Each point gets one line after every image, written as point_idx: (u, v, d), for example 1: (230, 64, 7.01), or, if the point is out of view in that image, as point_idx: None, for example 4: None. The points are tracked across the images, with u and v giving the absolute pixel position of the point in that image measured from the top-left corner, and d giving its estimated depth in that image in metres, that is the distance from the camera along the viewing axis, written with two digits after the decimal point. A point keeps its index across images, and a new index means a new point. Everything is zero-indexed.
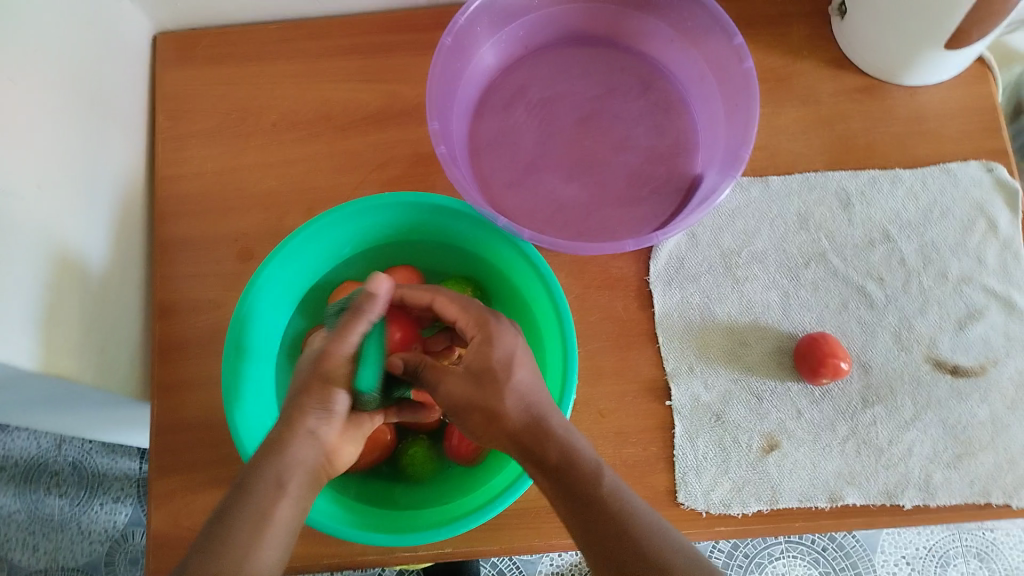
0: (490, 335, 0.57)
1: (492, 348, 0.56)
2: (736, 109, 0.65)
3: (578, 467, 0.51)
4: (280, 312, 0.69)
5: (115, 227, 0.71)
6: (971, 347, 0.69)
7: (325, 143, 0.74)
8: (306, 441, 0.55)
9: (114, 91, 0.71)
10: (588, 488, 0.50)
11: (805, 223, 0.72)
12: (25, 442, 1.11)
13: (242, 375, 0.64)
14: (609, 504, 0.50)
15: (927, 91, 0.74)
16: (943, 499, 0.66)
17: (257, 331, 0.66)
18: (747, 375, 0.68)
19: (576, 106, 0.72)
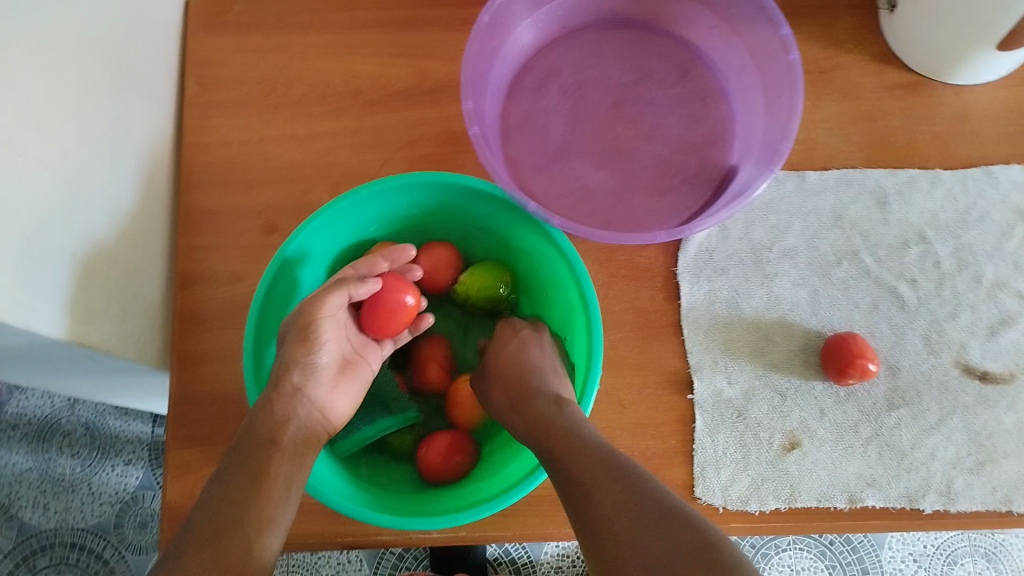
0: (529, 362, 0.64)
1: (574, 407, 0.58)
2: (777, 102, 0.63)
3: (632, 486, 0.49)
4: (315, 268, 0.69)
5: (139, 194, 0.70)
6: (1000, 354, 0.68)
7: (353, 118, 0.73)
8: (293, 403, 0.60)
9: (141, 55, 0.70)
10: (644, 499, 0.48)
11: (837, 221, 0.71)
12: (39, 401, 1.12)
13: (266, 323, 0.64)
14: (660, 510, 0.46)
15: (970, 90, 0.72)
16: (963, 505, 0.65)
17: (292, 277, 0.66)
18: (772, 372, 0.68)
19: (609, 91, 0.71)
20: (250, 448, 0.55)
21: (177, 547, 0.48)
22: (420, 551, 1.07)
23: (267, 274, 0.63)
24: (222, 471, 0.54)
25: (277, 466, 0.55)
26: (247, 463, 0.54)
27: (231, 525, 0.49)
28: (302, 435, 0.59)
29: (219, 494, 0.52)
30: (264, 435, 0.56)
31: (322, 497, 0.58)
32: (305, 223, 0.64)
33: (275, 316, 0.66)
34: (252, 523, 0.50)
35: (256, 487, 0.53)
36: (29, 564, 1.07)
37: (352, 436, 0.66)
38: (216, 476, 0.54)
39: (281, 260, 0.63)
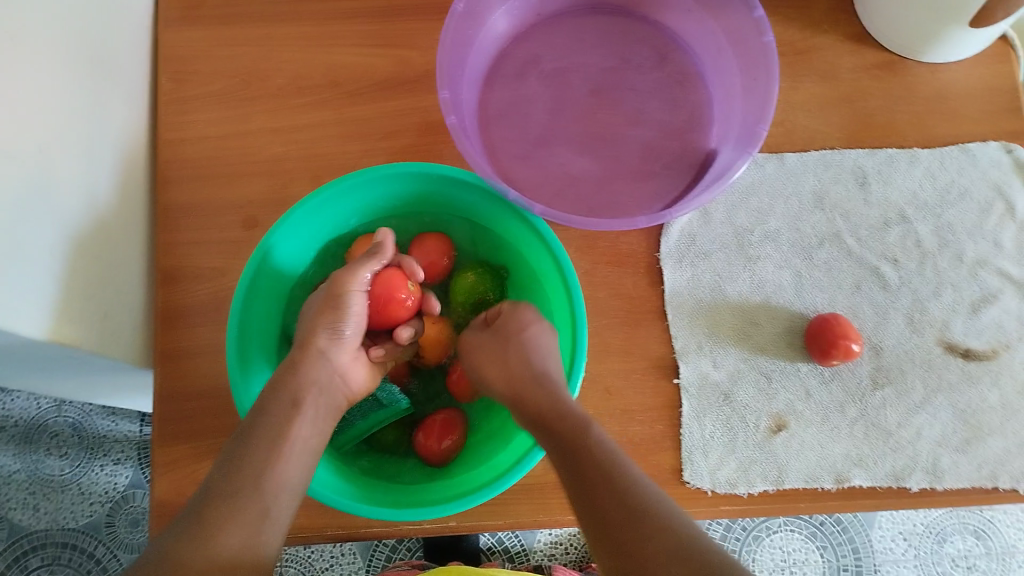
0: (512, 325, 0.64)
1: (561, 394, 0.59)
2: (754, 85, 0.63)
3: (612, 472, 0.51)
4: (306, 253, 0.69)
5: (117, 191, 0.69)
6: (983, 331, 0.69)
7: (332, 110, 0.73)
8: (318, 365, 0.61)
9: (115, 50, 0.69)
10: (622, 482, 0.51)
11: (819, 202, 0.71)
12: (25, 402, 1.11)
13: (251, 309, 0.64)
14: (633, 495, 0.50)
15: (947, 69, 0.72)
16: (950, 483, 0.66)
17: (278, 263, 0.65)
18: (757, 354, 0.68)
19: (589, 77, 0.71)
20: (270, 411, 0.57)
21: (197, 508, 0.51)
22: (413, 542, 1.07)
23: (254, 261, 0.62)
24: (244, 428, 0.56)
25: (297, 427, 0.57)
26: (266, 420, 0.56)
27: (248, 483, 0.53)
28: (321, 398, 0.61)
29: (243, 452, 0.55)
30: (285, 398, 0.58)
31: (310, 490, 0.58)
32: (293, 208, 0.63)
33: (262, 303, 0.65)
34: (269, 489, 0.53)
35: (273, 448, 0.55)
36: (20, 565, 1.06)
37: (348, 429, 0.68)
38: (237, 436, 0.56)
39: (267, 246, 0.63)
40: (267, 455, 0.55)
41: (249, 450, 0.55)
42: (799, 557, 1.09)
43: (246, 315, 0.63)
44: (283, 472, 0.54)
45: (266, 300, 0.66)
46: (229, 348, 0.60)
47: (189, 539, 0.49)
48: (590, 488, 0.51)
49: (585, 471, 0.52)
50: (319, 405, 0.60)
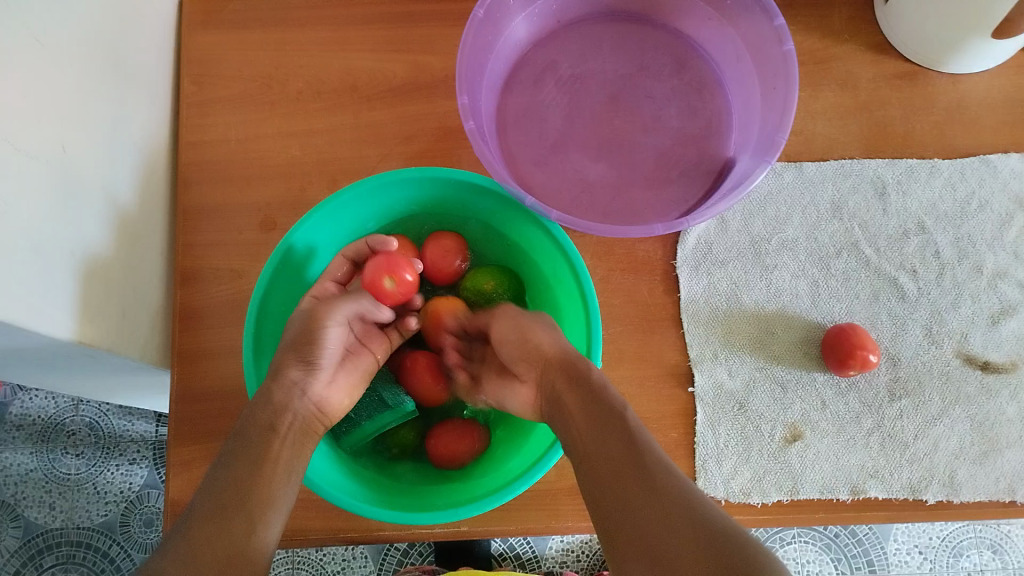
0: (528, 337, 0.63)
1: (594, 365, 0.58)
2: (773, 93, 0.63)
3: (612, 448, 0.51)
4: (314, 268, 0.69)
5: (137, 192, 0.70)
6: (1002, 343, 0.68)
7: (351, 115, 0.73)
8: (295, 396, 0.59)
9: (137, 54, 0.70)
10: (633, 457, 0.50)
11: (837, 211, 0.70)
12: (42, 401, 1.12)
13: (264, 336, 0.64)
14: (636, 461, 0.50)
15: (968, 79, 0.71)
16: (967, 496, 0.65)
17: (283, 287, 0.65)
18: (773, 364, 0.68)
19: (607, 84, 0.71)
20: (251, 432, 0.56)
21: (183, 526, 0.49)
22: (425, 547, 1.07)
23: (257, 291, 0.62)
24: (225, 455, 0.55)
25: (276, 449, 0.55)
26: (248, 448, 0.55)
27: (235, 498, 0.51)
28: (301, 425, 0.58)
29: (229, 474, 0.53)
30: (266, 420, 0.56)
31: (322, 491, 0.58)
32: (289, 232, 0.63)
33: (274, 327, 0.66)
34: (257, 505, 0.51)
35: (258, 471, 0.53)
36: (35, 563, 1.07)
37: (356, 429, 0.67)
38: (219, 461, 0.54)
39: (268, 276, 0.63)
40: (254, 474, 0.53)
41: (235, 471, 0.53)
42: (812, 569, 1.08)
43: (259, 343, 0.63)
44: (272, 487, 0.53)
45: (277, 322, 0.66)
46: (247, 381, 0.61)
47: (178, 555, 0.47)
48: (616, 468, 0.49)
49: (608, 453, 0.51)
50: (296, 429, 0.58)
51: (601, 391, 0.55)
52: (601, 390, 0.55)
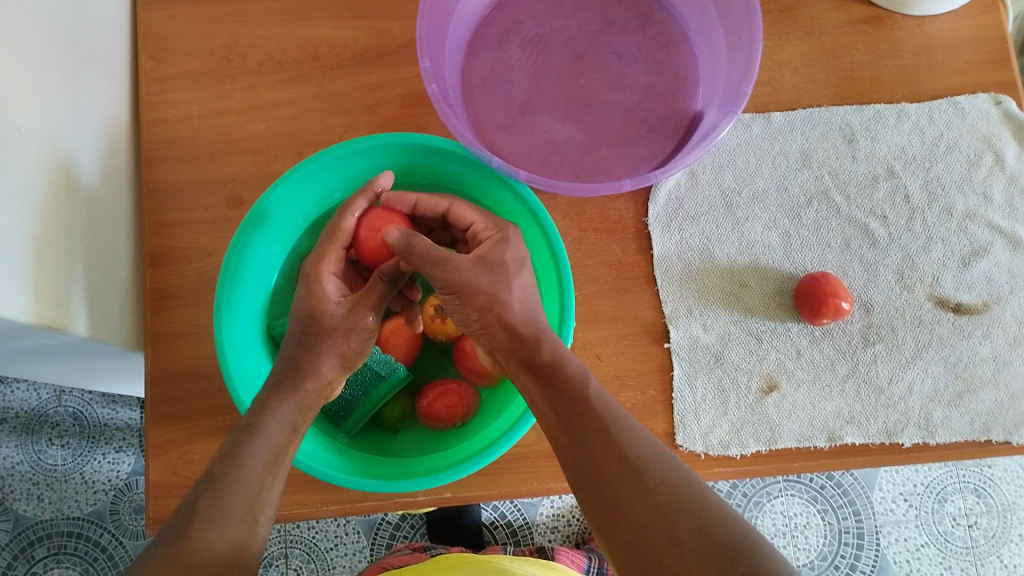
0: (506, 236, 0.60)
1: (508, 246, 0.59)
2: (737, 43, 0.63)
3: (562, 382, 0.52)
4: (289, 234, 0.69)
5: (101, 174, 0.69)
6: (974, 285, 0.69)
7: (313, 85, 0.72)
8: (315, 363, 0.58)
9: (92, 33, 0.68)
10: (573, 391, 0.51)
11: (807, 160, 0.70)
12: (25, 393, 1.11)
13: (238, 299, 0.64)
14: (594, 406, 0.50)
15: (933, 21, 0.71)
16: (943, 437, 0.66)
17: (256, 252, 0.65)
18: (747, 316, 0.68)
19: (572, 42, 0.70)
20: (271, 432, 0.53)
21: (184, 518, 0.47)
22: (416, 519, 1.09)
23: (231, 253, 0.62)
24: (233, 447, 0.52)
25: (291, 449, 0.54)
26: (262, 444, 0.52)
27: (244, 500, 0.49)
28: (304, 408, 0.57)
29: (223, 468, 0.50)
30: (286, 421, 0.55)
31: (308, 467, 0.58)
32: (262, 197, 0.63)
33: (247, 294, 0.65)
34: (256, 511, 0.49)
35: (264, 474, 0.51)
36: (27, 555, 1.07)
37: (356, 410, 0.67)
38: (227, 453, 0.51)
39: (242, 239, 0.63)
40: (254, 474, 0.50)
41: (229, 468, 0.50)
42: (800, 522, 1.10)
43: (233, 307, 0.63)
44: (269, 491, 0.51)
45: (250, 289, 0.66)
46: (223, 342, 0.60)
47: (172, 556, 0.44)
48: (590, 441, 0.48)
49: (576, 425, 0.50)
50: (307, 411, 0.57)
51: (560, 368, 0.53)
52: (560, 363, 0.53)
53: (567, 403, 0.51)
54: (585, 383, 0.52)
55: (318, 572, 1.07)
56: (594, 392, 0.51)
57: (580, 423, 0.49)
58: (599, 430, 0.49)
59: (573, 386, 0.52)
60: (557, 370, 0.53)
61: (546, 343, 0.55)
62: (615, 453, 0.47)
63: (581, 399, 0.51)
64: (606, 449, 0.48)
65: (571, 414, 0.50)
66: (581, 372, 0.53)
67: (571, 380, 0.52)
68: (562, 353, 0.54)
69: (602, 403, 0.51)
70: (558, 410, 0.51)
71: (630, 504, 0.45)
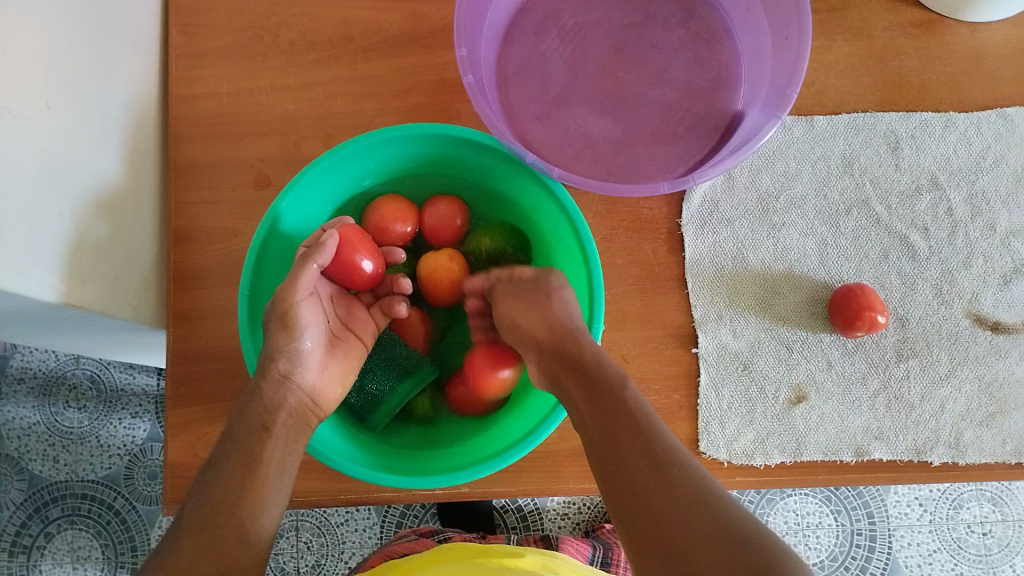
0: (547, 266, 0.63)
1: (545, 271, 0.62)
2: (784, 43, 0.60)
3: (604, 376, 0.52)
4: (315, 220, 0.67)
5: (127, 149, 0.68)
6: (1013, 304, 0.67)
7: (345, 67, 0.70)
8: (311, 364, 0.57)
9: (122, 4, 0.67)
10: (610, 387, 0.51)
11: (848, 167, 0.68)
12: (43, 354, 1.11)
13: (258, 286, 0.62)
14: (628, 402, 0.50)
15: (988, 27, 0.68)
16: (973, 458, 0.65)
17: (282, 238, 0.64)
18: (778, 324, 0.66)
19: (612, 34, 0.68)
20: (242, 439, 0.53)
21: (175, 532, 0.47)
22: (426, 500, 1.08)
23: (256, 238, 0.61)
24: (230, 436, 0.54)
25: (271, 447, 0.54)
26: (238, 447, 0.53)
27: (227, 496, 0.49)
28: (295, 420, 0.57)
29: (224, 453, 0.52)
30: (255, 421, 0.55)
31: (326, 458, 0.57)
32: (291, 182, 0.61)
33: (269, 280, 0.64)
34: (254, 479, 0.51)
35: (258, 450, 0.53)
36: (42, 515, 1.08)
37: (382, 405, 0.66)
38: (225, 441, 0.54)
39: (269, 224, 0.61)
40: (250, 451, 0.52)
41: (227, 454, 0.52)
42: (812, 521, 1.09)
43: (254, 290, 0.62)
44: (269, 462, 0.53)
45: (273, 275, 0.64)
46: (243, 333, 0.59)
47: (182, 535, 0.47)
48: (618, 436, 0.47)
49: (613, 414, 0.49)
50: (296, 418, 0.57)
51: (598, 365, 0.54)
52: (598, 361, 0.54)
53: (604, 396, 0.51)
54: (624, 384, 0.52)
55: (328, 546, 1.08)
56: (614, 377, 0.52)
57: (615, 416, 0.49)
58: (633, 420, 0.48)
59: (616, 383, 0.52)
60: (602, 370, 0.53)
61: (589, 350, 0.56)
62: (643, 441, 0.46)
63: (618, 395, 0.50)
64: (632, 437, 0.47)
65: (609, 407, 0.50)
66: (620, 374, 0.53)
67: (611, 375, 0.53)
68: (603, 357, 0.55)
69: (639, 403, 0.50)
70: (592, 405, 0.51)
71: (655, 486, 0.43)
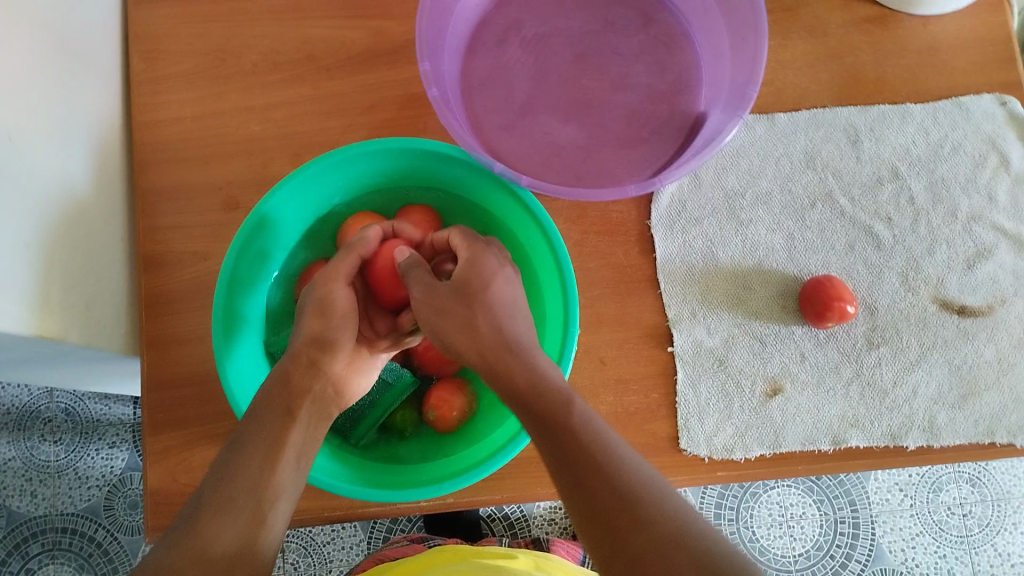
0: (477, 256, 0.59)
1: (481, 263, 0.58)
2: (742, 44, 0.61)
3: (547, 391, 0.51)
4: (284, 241, 0.67)
5: (93, 177, 0.68)
6: (978, 287, 0.69)
7: (310, 86, 0.71)
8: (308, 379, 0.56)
9: (83, 34, 0.67)
10: (556, 412, 0.49)
11: (811, 162, 0.69)
12: (16, 389, 1.09)
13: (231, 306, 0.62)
14: (580, 433, 0.48)
15: (938, 20, 0.70)
16: (948, 439, 0.66)
17: (252, 258, 0.64)
18: (751, 319, 0.67)
19: (573, 42, 0.68)
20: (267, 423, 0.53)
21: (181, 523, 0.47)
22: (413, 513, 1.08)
23: (228, 256, 0.61)
24: (236, 442, 0.52)
25: (280, 454, 0.52)
26: (259, 432, 0.52)
27: (238, 490, 0.49)
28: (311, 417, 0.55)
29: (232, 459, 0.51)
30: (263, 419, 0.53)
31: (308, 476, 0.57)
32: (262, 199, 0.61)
33: (241, 301, 0.64)
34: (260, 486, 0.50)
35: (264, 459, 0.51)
36: (21, 552, 1.07)
37: (363, 421, 0.67)
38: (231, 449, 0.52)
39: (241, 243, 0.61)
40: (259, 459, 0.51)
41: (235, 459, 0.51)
42: (796, 512, 1.10)
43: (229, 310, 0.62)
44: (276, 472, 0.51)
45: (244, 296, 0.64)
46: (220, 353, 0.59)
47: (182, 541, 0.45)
48: (580, 474, 0.47)
49: (565, 449, 0.48)
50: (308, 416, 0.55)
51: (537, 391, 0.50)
52: (535, 386, 0.51)
53: (552, 426, 0.49)
54: (567, 401, 0.50)
55: (315, 566, 1.07)
56: (562, 401, 0.50)
57: (571, 450, 0.47)
58: (591, 458, 0.47)
59: (557, 406, 0.50)
60: (542, 391, 0.50)
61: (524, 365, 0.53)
62: (605, 481, 0.46)
63: (565, 424, 0.49)
64: (595, 477, 0.46)
65: (561, 439, 0.48)
66: (560, 390, 0.51)
67: (556, 391, 0.51)
68: (539, 369, 0.52)
69: (588, 427, 0.49)
70: (542, 436, 0.49)
71: (629, 529, 0.44)
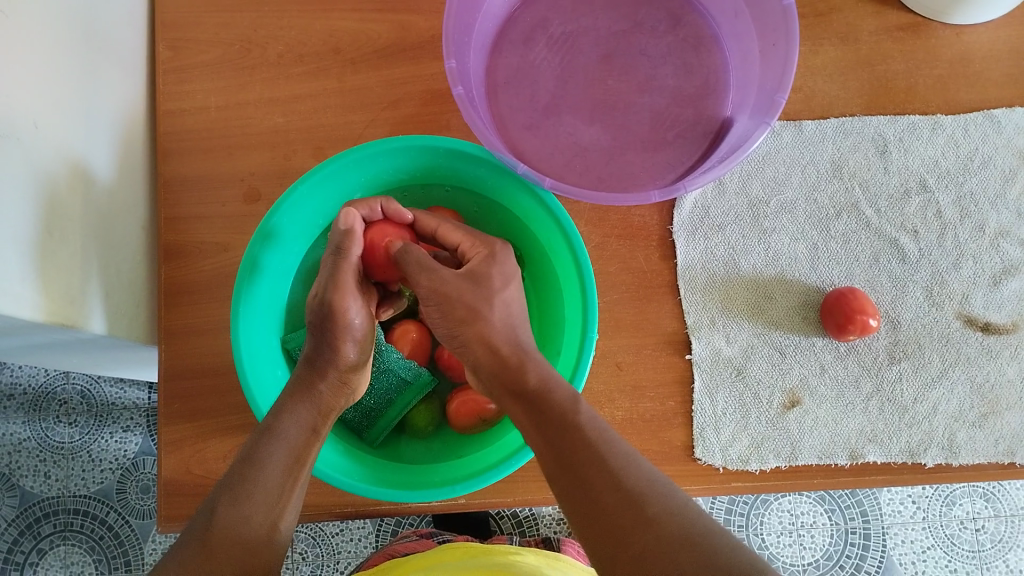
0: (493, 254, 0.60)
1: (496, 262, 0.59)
2: (772, 50, 0.60)
3: (552, 401, 0.51)
4: (308, 236, 0.67)
5: (116, 164, 0.68)
6: (1003, 305, 0.68)
7: (334, 79, 0.70)
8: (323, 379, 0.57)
9: (110, 21, 0.67)
10: (565, 415, 0.50)
11: (838, 171, 0.68)
12: (32, 369, 1.10)
13: (252, 300, 0.62)
14: (586, 434, 0.48)
15: (973, 31, 0.68)
16: (966, 458, 0.65)
17: (274, 253, 0.64)
18: (771, 329, 0.67)
19: (600, 42, 0.67)
20: (289, 433, 0.53)
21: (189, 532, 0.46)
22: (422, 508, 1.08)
23: (250, 251, 0.61)
24: (249, 452, 0.51)
25: (287, 469, 0.51)
26: (272, 446, 0.51)
27: (249, 503, 0.47)
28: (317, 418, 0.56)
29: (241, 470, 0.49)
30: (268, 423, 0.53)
31: (321, 474, 0.57)
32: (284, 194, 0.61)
33: (263, 295, 0.64)
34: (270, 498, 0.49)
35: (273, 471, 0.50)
36: (33, 532, 1.07)
37: (380, 419, 0.67)
38: (243, 459, 0.50)
39: (262, 238, 0.61)
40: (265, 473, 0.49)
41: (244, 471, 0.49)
42: (806, 520, 1.09)
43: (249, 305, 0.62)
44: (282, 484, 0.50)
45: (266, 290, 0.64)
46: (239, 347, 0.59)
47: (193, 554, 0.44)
48: (585, 474, 0.46)
49: (569, 452, 0.48)
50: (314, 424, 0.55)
51: (545, 393, 0.52)
52: (545, 388, 0.52)
53: (558, 429, 0.49)
54: (575, 408, 0.51)
55: (323, 557, 1.07)
56: (568, 408, 0.51)
57: (575, 452, 0.48)
58: (596, 459, 0.47)
59: (566, 411, 0.51)
60: (552, 399, 0.51)
61: (532, 367, 0.54)
62: (610, 481, 0.46)
63: (572, 427, 0.49)
64: (598, 476, 0.46)
65: (566, 442, 0.48)
66: (569, 396, 0.52)
67: (561, 397, 0.52)
68: (548, 374, 0.54)
69: (595, 431, 0.49)
70: (547, 440, 0.49)
71: (632, 526, 0.43)
